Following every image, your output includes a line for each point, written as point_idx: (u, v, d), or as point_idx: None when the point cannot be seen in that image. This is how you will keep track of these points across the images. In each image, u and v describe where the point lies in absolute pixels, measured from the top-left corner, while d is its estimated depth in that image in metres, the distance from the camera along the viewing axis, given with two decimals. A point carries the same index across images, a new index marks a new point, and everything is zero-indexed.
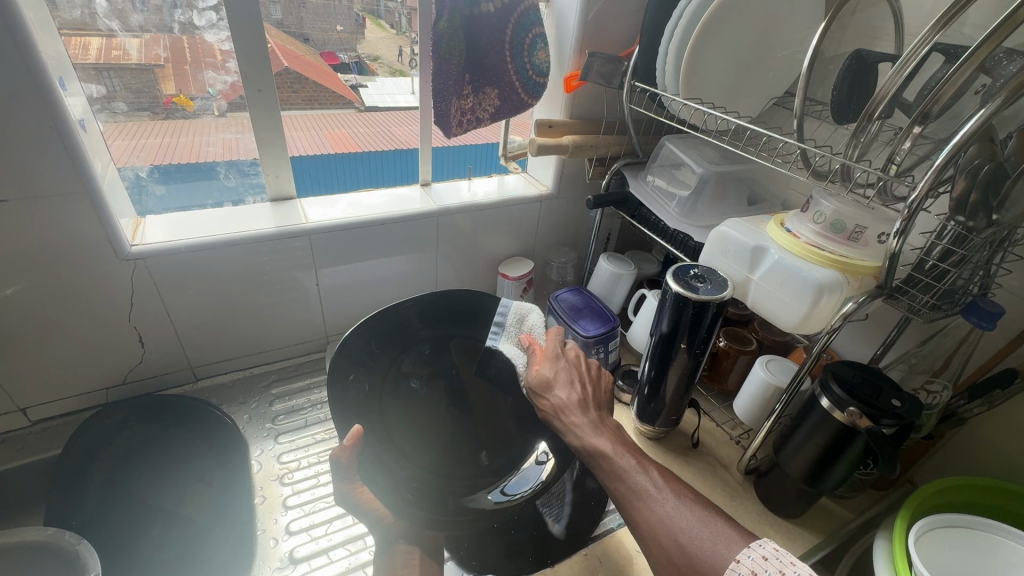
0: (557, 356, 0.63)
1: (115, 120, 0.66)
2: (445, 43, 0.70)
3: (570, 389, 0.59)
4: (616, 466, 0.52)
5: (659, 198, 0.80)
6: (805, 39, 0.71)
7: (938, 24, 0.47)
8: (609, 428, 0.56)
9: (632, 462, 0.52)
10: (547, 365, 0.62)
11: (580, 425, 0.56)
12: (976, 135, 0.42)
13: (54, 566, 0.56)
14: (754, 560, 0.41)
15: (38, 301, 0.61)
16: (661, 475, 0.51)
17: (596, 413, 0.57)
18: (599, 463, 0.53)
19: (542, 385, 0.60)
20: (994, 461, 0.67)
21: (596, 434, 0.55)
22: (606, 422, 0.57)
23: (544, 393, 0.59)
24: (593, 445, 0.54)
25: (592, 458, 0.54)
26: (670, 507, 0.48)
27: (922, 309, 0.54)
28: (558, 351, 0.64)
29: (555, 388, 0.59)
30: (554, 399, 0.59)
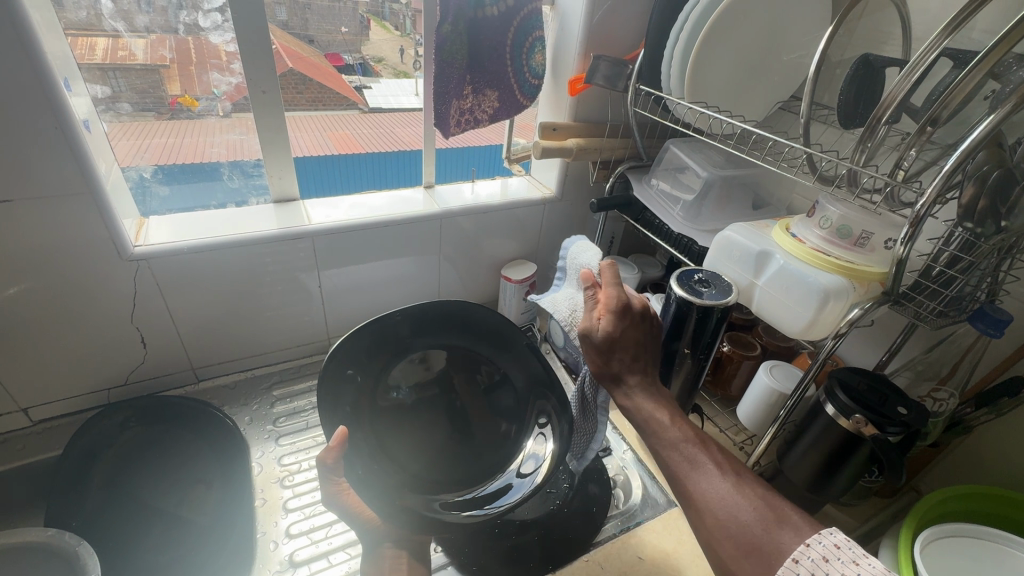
0: (625, 313, 0.53)
1: (119, 120, 0.66)
2: (448, 45, 0.70)
3: (634, 352, 0.52)
4: (672, 437, 0.47)
5: (663, 201, 0.79)
6: (812, 42, 0.70)
7: (946, 29, 0.46)
8: (664, 395, 0.51)
9: (689, 435, 0.47)
10: (614, 327, 0.52)
11: (634, 392, 0.51)
12: (985, 141, 0.42)
13: (53, 567, 0.56)
14: (825, 547, 0.37)
15: (41, 300, 0.61)
16: (720, 454, 0.46)
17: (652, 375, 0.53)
18: (653, 432, 0.48)
19: (606, 344, 0.52)
20: (1001, 469, 0.66)
21: (652, 407, 0.49)
22: (658, 390, 0.52)
23: (608, 349, 0.52)
24: (648, 412, 0.49)
25: (645, 428, 0.49)
26: (733, 484, 0.43)
27: (928, 316, 0.53)
28: (628, 306, 0.53)
29: (619, 349, 0.52)
30: (614, 362, 0.52)
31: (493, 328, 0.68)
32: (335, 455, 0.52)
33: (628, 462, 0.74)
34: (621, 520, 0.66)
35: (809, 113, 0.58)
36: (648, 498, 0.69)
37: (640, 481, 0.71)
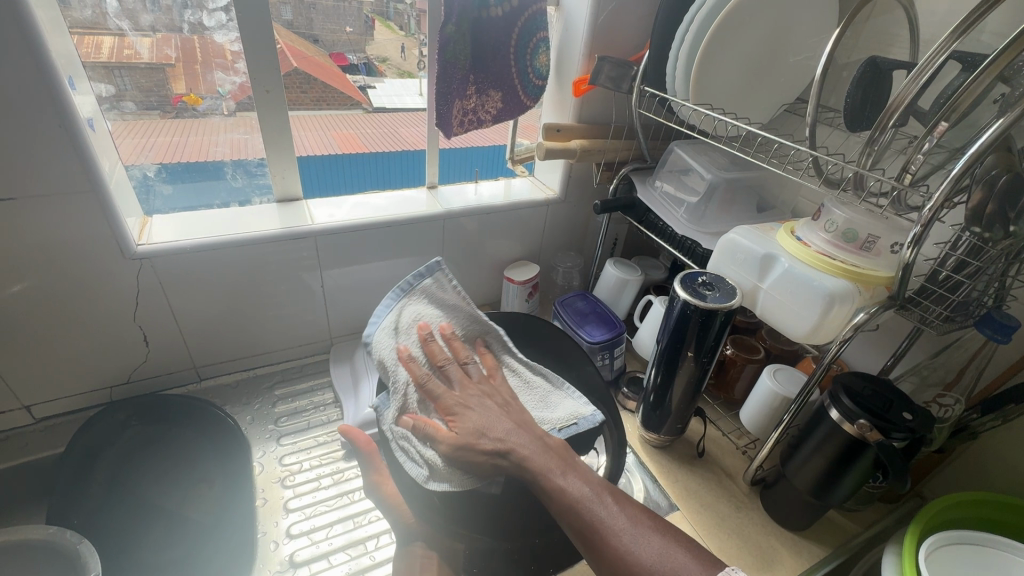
0: (459, 404, 0.56)
1: (124, 119, 0.66)
2: (451, 46, 0.69)
3: (499, 420, 0.54)
4: (570, 499, 0.47)
5: (668, 203, 0.79)
6: (818, 44, 0.70)
7: (955, 31, 0.46)
8: (556, 453, 0.52)
9: (585, 490, 0.48)
10: (463, 418, 0.54)
11: (528, 455, 0.51)
12: (995, 145, 0.41)
13: (56, 565, 0.56)
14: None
15: (44, 298, 0.61)
16: (616, 503, 0.48)
17: (540, 440, 0.53)
18: (553, 498, 0.48)
19: (470, 436, 0.53)
20: (1005, 475, 0.66)
21: (546, 466, 0.50)
22: (555, 452, 0.52)
23: (474, 446, 0.52)
24: (545, 475, 0.49)
25: (546, 494, 0.49)
26: (628, 531, 0.45)
27: (935, 321, 0.53)
28: (458, 405, 0.56)
29: (489, 429, 0.53)
30: (489, 445, 0.52)
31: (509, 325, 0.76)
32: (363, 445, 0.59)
33: (630, 465, 0.73)
34: None
35: (815, 115, 0.57)
36: (650, 502, 0.68)
37: (642, 484, 0.71)
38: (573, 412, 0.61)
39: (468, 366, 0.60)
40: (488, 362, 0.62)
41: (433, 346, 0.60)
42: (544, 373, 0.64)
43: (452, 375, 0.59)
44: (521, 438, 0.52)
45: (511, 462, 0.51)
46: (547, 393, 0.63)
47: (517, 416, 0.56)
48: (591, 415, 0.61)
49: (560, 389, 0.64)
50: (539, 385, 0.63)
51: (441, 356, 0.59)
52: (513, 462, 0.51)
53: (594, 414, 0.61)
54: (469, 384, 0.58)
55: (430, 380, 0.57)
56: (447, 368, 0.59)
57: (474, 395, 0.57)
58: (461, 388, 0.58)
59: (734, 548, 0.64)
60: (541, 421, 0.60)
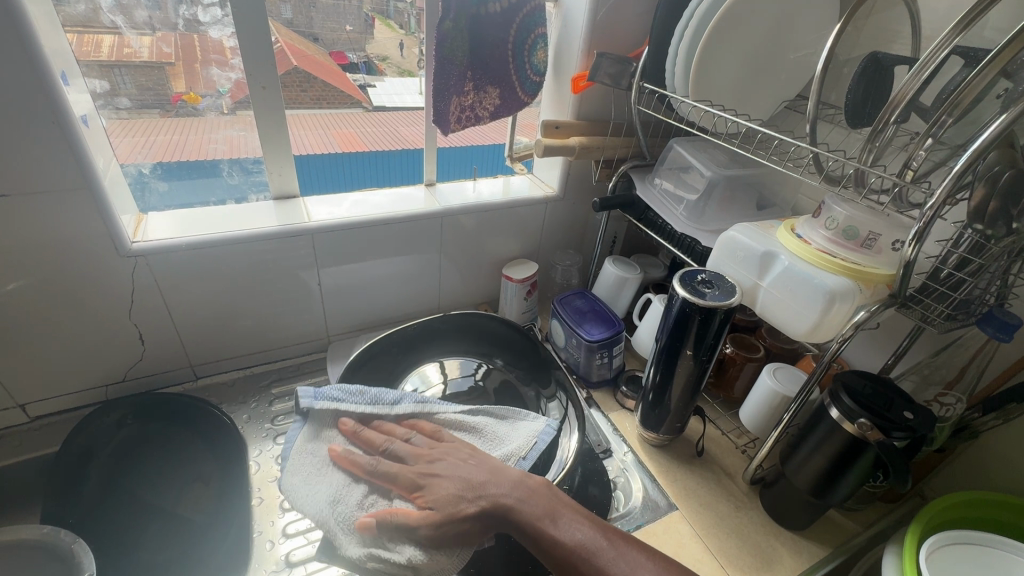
0: (424, 475, 0.56)
1: (119, 116, 0.65)
2: (449, 42, 0.69)
3: (475, 475, 0.55)
4: (563, 546, 0.48)
5: (667, 201, 0.79)
6: (819, 40, 0.69)
7: (958, 25, 0.45)
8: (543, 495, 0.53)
9: (578, 537, 0.49)
10: (432, 487, 0.54)
11: (514, 504, 0.51)
12: (997, 141, 0.41)
13: (50, 565, 0.55)
14: None
15: (39, 296, 0.61)
16: (613, 547, 0.48)
17: (523, 484, 0.53)
18: (546, 546, 0.49)
19: (450, 505, 0.52)
20: (1006, 475, 0.65)
21: (536, 510, 0.51)
22: (538, 493, 0.53)
23: (456, 514, 0.52)
24: (534, 522, 0.50)
25: (538, 542, 0.49)
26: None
27: (936, 319, 0.52)
28: (423, 477, 0.56)
29: (468, 491, 0.53)
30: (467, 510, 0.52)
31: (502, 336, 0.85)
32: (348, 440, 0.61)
33: (628, 464, 0.73)
34: (624, 522, 0.65)
35: (816, 112, 0.56)
36: (649, 501, 0.68)
37: (641, 484, 0.70)
38: (530, 433, 0.64)
39: (408, 442, 0.60)
40: (426, 428, 0.62)
41: (366, 434, 0.61)
42: (483, 411, 0.66)
43: (402, 452, 0.59)
44: (500, 487, 0.53)
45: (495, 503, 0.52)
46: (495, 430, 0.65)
47: (485, 463, 0.57)
48: (545, 429, 0.64)
49: (507, 422, 0.66)
50: (485, 427, 0.64)
51: (379, 442, 0.60)
52: (500, 515, 0.51)
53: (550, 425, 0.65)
54: (424, 455, 0.58)
55: (377, 464, 0.58)
56: (388, 449, 0.59)
57: (436, 460, 0.57)
58: (417, 460, 0.58)
59: (733, 548, 0.63)
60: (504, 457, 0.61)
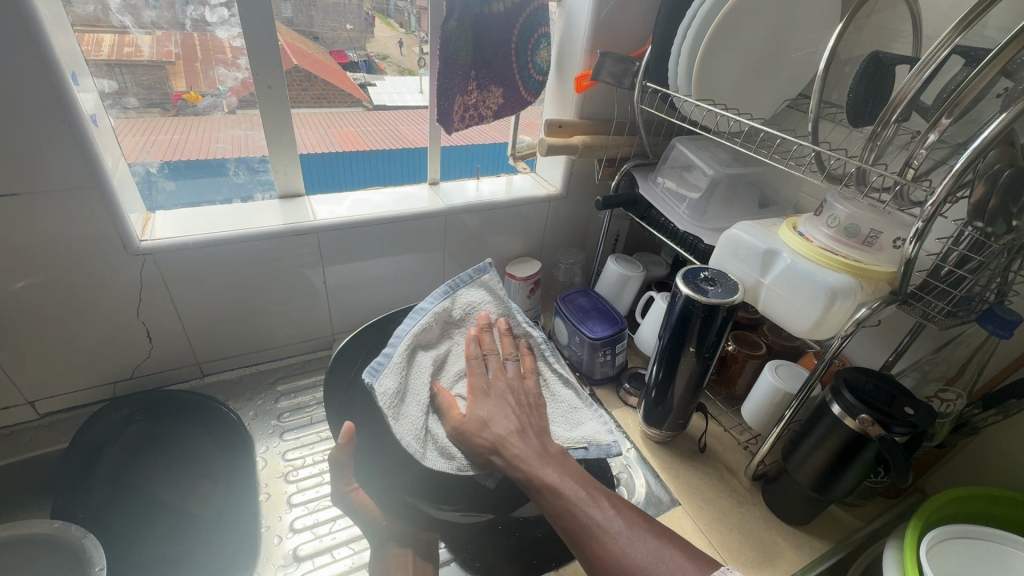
0: (483, 390, 0.59)
1: (126, 116, 0.66)
2: (453, 42, 0.69)
3: (506, 417, 0.56)
4: (564, 500, 0.49)
5: (669, 200, 0.79)
6: (820, 39, 0.70)
7: (959, 25, 0.46)
8: (554, 457, 0.54)
9: (579, 492, 0.50)
10: (478, 405, 0.58)
11: (525, 457, 0.53)
12: (997, 139, 0.41)
13: (62, 559, 0.56)
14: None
15: (49, 293, 0.62)
16: (611, 506, 0.50)
17: (538, 442, 0.55)
18: (548, 498, 0.50)
19: (474, 425, 0.56)
20: (1005, 470, 0.66)
21: (540, 465, 0.52)
22: (554, 457, 0.54)
23: (474, 440, 0.55)
24: (540, 475, 0.51)
25: (541, 496, 0.50)
26: (623, 534, 0.47)
27: (936, 316, 0.53)
28: (484, 391, 0.59)
29: (493, 423, 0.56)
30: (490, 437, 0.55)
31: None
32: (346, 449, 0.55)
33: (632, 460, 0.74)
34: None
35: (818, 111, 0.57)
36: (652, 496, 0.69)
37: (644, 479, 0.71)
38: (591, 436, 0.63)
39: (505, 363, 0.63)
40: (528, 363, 0.65)
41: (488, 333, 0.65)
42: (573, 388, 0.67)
43: (487, 367, 0.62)
44: (521, 443, 0.54)
45: (503, 457, 0.53)
46: (573, 409, 0.65)
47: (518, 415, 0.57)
48: (608, 445, 0.62)
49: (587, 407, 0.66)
50: (566, 399, 0.66)
51: (490, 343, 0.64)
52: (509, 460, 0.53)
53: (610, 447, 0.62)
54: (505, 378, 0.61)
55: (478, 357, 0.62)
56: (489, 357, 0.63)
57: (496, 390, 0.59)
58: (498, 379, 0.61)
59: (735, 542, 0.64)
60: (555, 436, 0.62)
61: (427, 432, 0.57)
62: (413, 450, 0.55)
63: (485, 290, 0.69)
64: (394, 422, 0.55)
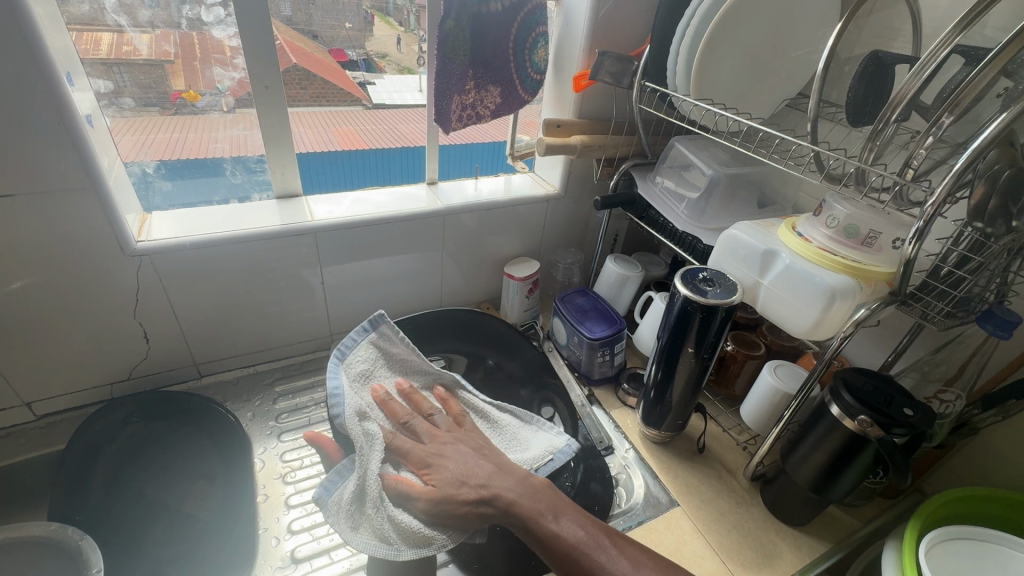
0: (433, 454, 0.57)
1: (123, 115, 0.65)
2: (450, 42, 0.69)
3: (478, 465, 0.55)
4: (566, 546, 0.49)
5: (668, 199, 0.79)
6: (820, 39, 0.69)
7: (959, 24, 0.46)
8: (545, 496, 0.53)
9: (581, 535, 0.49)
10: (440, 467, 0.55)
11: (516, 499, 0.52)
12: (997, 139, 0.41)
13: (60, 560, 0.56)
14: None
15: (46, 294, 0.61)
16: (615, 546, 0.49)
17: (526, 481, 0.54)
18: (550, 544, 0.49)
19: (450, 486, 0.53)
20: (1004, 470, 0.66)
21: (537, 506, 0.51)
22: (542, 492, 0.53)
23: (456, 497, 0.52)
24: (535, 518, 0.51)
25: (542, 542, 0.49)
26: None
27: (936, 316, 0.53)
28: (432, 455, 0.56)
29: (470, 476, 0.54)
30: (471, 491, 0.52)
31: (496, 333, 0.88)
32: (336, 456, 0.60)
33: (630, 460, 0.73)
34: (625, 518, 0.65)
35: (817, 111, 0.57)
36: (651, 497, 0.69)
37: (642, 480, 0.71)
38: (548, 446, 0.65)
39: (429, 417, 0.62)
40: (452, 409, 0.64)
41: (392, 403, 0.62)
42: (510, 411, 0.68)
43: (419, 427, 0.60)
44: (505, 482, 0.53)
45: (495, 507, 0.51)
46: (516, 434, 0.66)
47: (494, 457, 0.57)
48: (564, 447, 0.65)
49: (530, 425, 0.68)
50: (508, 423, 0.67)
51: (403, 413, 0.61)
52: (499, 507, 0.51)
53: (569, 447, 0.65)
54: (439, 435, 0.59)
55: (394, 437, 0.58)
56: (413, 422, 0.60)
57: (447, 442, 0.58)
58: (431, 439, 0.59)
59: (734, 543, 0.64)
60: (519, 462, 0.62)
61: (391, 525, 0.53)
62: (383, 553, 0.51)
63: (382, 347, 0.68)
64: (350, 532, 0.52)
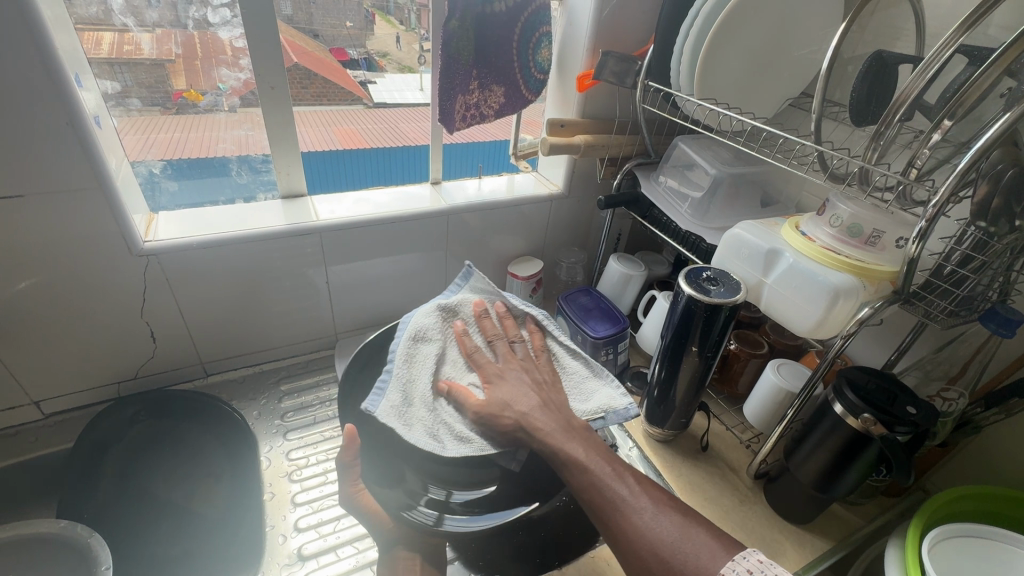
0: (494, 375, 0.59)
1: (129, 115, 0.66)
2: (455, 41, 0.69)
3: (526, 395, 0.56)
4: (591, 475, 0.49)
5: (670, 199, 0.79)
6: (824, 38, 0.69)
7: (963, 24, 0.46)
8: (580, 433, 0.53)
9: (607, 469, 0.50)
10: (497, 388, 0.57)
11: (550, 431, 0.53)
12: (1000, 140, 0.41)
13: (69, 556, 0.57)
14: (750, 561, 0.41)
15: (54, 294, 0.62)
16: (638, 482, 0.49)
17: (566, 419, 0.54)
18: (575, 471, 0.50)
19: (496, 408, 0.55)
20: (1007, 468, 0.66)
21: (567, 440, 0.52)
22: (577, 431, 0.53)
23: (498, 419, 0.55)
24: (565, 449, 0.51)
25: (568, 468, 0.50)
26: (649, 511, 0.46)
27: (939, 315, 0.53)
28: (496, 375, 0.59)
29: (515, 402, 0.55)
30: (514, 415, 0.54)
31: None
32: (352, 453, 0.56)
33: (634, 459, 0.74)
34: None
35: (820, 110, 0.57)
36: None
37: None
38: (605, 404, 0.62)
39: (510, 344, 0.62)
40: (535, 342, 0.64)
41: (485, 321, 0.64)
42: (584, 359, 0.65)
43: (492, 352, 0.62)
44: (545, 416, 0.54)
45: (532, 434, 0.53)
46: (583, 380, 0.64)
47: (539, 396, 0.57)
48: (623, 409, 0.61)
49: (599, 377, 0.64)
50: (575, 371, 0.64)
51: (491, 331, 0.63)
52: (535, 436, 0.53)
53: (628, 410, 0.61)
54: (514, 359, 0.61)
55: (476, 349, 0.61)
56: (496, 343, 0.62)
57: (513, 368, 0.60)
58: (504, 361, 0.60)
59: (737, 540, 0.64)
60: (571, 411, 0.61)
61: (442, 425, 0.57)
62: (431, 447, 0.55)
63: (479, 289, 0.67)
64: (406, 428, 0.55)
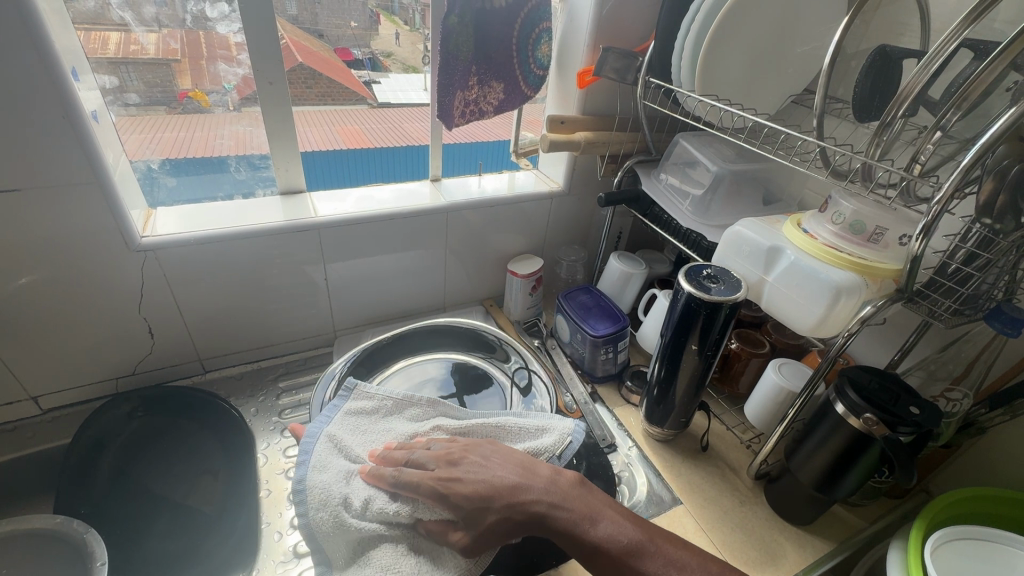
0: (446, 480, 0.52)
1: (128, 112, 0.66)
2: (453, 38, 0.69)
3: (503, 477, 0.52)
4: (605, 554, 0.46)
5: (672, 196, 0.79)
6: (827, 34, 0.69)
7: (968, 18, 0.45)
8: (581, 503, 0.50)
9: (624, 542, 0.47)
10: (462, 484, 0.51)
11: (548, 507, 0.49)
12: (1005, 135, 0.41)
13: (64, 552, 0.57)
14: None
15: (50, 290, 0.62)
16: (659, 552, 0.47)
17: (558, 491, 0.51)
18: (588, 552, 0.47)
19: (479, 506, 0.50)
20: (1012, 472, 0.65)
21: (569, 513, 0.49)
22: (574, 496, 0.50)
23: (485, 522, 0.49)
24: (573, 529, 0.48)
25: (581, 551, 0.47)
26: None
27: (943, 314, 0.52)
28: (446, 481, 0.52)
29: (497, 492, 0.50)
30: (495, 522, 0.49)
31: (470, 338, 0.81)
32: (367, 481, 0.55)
33: (633, 458, 0.73)
34: None
35: (823, 106, 0.56)
36: (653, 495, 0.68)
37: (645, 478, 0.70)
38: (562, 432, 0.63)
39: (429, 450, 0.56)
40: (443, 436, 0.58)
41: (390, 454, 0.57)
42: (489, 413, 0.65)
43: (423, 460, 0.55)
44: (532, 492, 0.50)
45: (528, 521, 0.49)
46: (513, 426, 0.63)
47: (515, 462, 0.54)
48: (577, 426, 0.64)
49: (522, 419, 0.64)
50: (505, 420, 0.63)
51: (401, 456, 0.56)
52: (536, 522, 0.49)
53: (579, 424, 0.64)
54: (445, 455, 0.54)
55: (400, 475, 0.53)
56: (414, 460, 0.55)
57: (456, 462, 0.54)
58: (439, 465, 0.54)
59: (737, 541, 0.63)
60: (539, 453, 0.60)
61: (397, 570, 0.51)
62: None
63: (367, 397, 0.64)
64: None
